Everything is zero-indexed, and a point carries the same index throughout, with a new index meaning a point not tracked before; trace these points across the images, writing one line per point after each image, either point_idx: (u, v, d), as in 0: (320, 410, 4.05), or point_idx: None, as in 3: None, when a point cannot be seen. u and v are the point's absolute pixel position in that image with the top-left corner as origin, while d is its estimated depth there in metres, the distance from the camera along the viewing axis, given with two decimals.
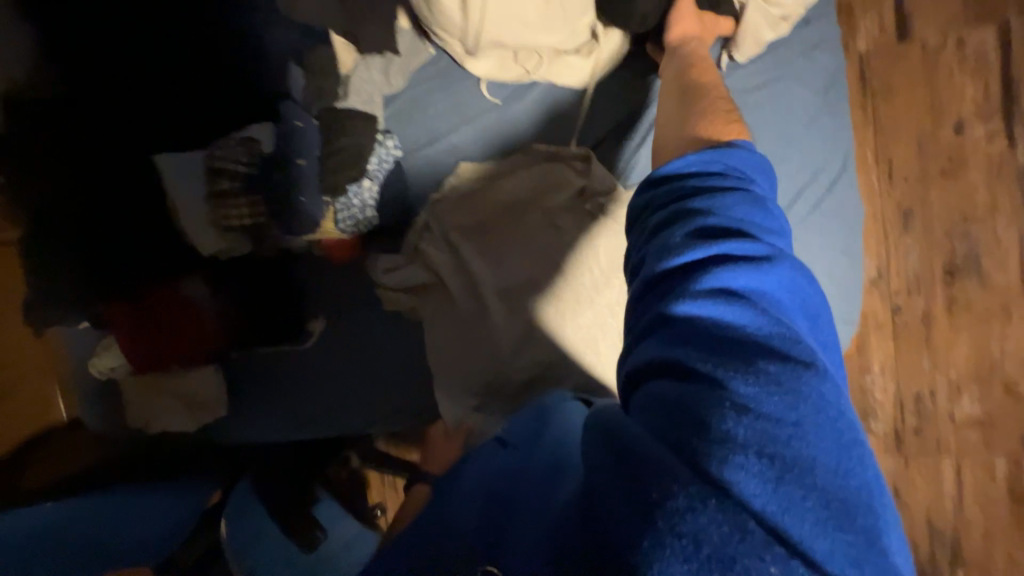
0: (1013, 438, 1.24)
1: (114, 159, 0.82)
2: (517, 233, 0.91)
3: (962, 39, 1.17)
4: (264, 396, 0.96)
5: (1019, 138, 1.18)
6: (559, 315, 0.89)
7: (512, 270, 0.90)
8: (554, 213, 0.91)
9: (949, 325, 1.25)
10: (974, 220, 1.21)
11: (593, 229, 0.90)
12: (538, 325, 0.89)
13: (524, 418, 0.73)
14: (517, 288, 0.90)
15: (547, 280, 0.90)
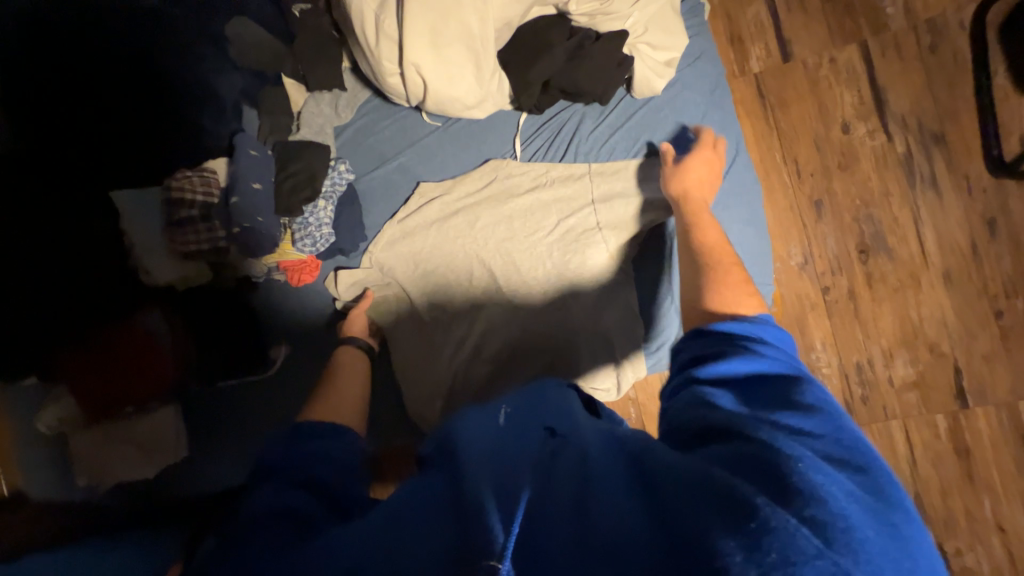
0: (947, 395, 1.36)
1: (66, 209, 0.84)
2: (468, 242, 0.86)
3: (834, 56, 1.38)
4: (228, 429, 0.96)
5: (896, 131, 1.36)
6: (515, 311, 0.86)
7: (452, 283, 0.87)
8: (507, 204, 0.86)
9: (872, 298, 1.39)
10: (874, 204, 1.38)
11: (558, 208, 0.85)
12: (492, 325, 0.86)
13: (547, 402, 0.61)
14: (469, 284, 0.87)
15: (503, 271, 0.86)
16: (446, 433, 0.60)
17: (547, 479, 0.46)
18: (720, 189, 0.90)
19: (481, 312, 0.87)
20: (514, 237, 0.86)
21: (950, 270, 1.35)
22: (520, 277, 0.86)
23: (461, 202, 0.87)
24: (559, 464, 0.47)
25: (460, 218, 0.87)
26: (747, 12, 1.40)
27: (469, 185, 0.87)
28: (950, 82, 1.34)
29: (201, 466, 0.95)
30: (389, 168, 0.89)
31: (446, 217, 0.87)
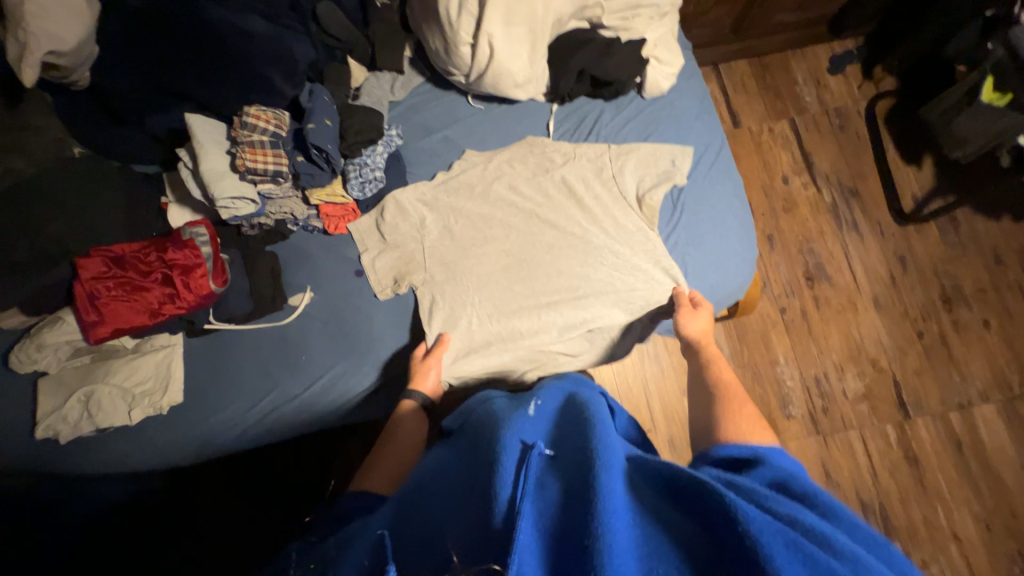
0: (892, 406, 1.53)
1: (131, 155, 0.97)
2: (497, 228, 0.96)
3: (771, 127, 1.75)
4: (224, 389, 0.91)
5: (823, 185, 1.70)
6: (532, 270, 0.93)
7: (475, 264, 0.94)
8: (520, 231, 0.95)
9: (821, 318, 1.60)
10: (813, 240, 1.66)
11: (558, 234, 0.94)
12: (513, 285, 0.93)
13: (571, 404, 0.68)
14: (491, 264, 0.94)
15: (521, 265, 0.94)
16: (467, 441, 0.66)
17: (556, 478, 0.51)
18: (712, 170, 0.97)
19: (493, 303, 0.93)
20: (529, 244, 0.94)
21: (877, 296, 1.62)
22: (545, 251, 0.94)
23: (504, 183, 0.98)
24: (586, 446, 0.53)
25: (490, 214, 0.96)
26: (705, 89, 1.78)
27: (510, 174, 0.98)
28: (856, 152, 1.72)
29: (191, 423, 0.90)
30: (433, 137, 1.01)
31: (480, 204, 0.97)
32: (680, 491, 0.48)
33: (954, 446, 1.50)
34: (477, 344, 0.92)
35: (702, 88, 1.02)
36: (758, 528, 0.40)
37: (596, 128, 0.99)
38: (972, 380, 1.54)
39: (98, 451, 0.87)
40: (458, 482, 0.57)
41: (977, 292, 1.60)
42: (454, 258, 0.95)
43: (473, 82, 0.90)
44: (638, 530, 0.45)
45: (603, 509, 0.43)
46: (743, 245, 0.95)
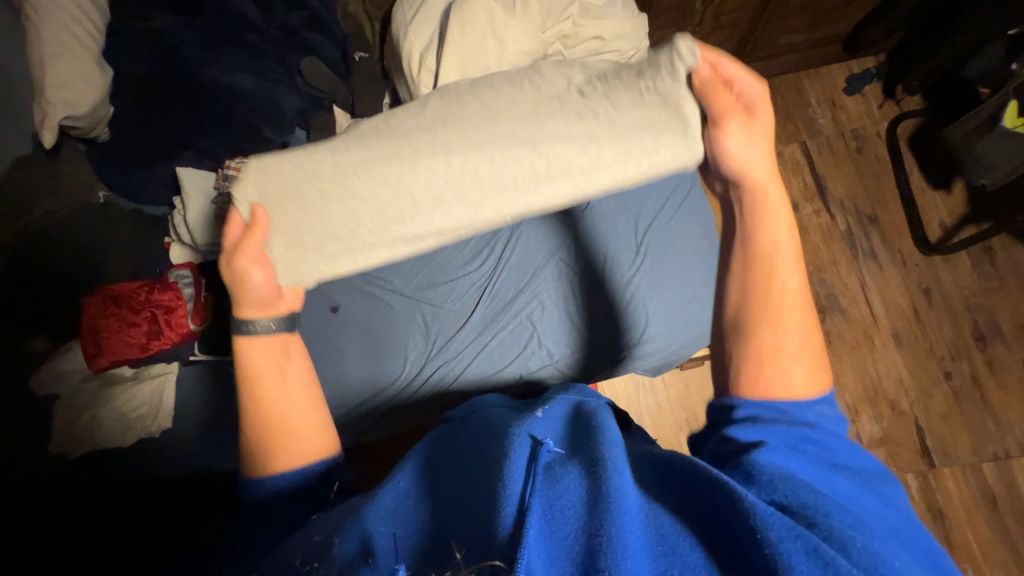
0: (914, 453, 1.40)
1: (141, 200, 1.09)
2: (401, 137, 0.79)
3: (780, 151, 1.68)
4: (222, 413, 1.01)
5: (836, 212, 1.61)
6: (423, 150, 0.77)
7: (360, 148, 0.78)
8: (434, 131, 0.79)
9: (832, 354, 1.50)
10: (825, 270, 1.57)
11: (474, 128, 0.78)
12: (400, 167, 0.77)
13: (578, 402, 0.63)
14: (382, 152, 0.77)
15: (415, 152, 0.77)
16: (462, 443, 0.61)
17: (561, 472, 0.46)
18: (678, 213, 1.01)
19: (385, 191, 0.77)
20: (438, 136, 0.78)
21: (899, 331, 1.49)
22: (457, 143, 0.77)
23: (473, 108, 0.79)
24: (596, 443, 0.49)
25: (433, 124, 0.79)
26: None
27: (479, 97, 0.80)
28: (875, 175, 1.62)
29: (198, 434, 0.99)
30: None
31: (411, 116, 0.81)
32: (697, 490, 0.46)
33: (989, 502, 1.35)
34: (358, 240, 0.79)
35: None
36: (777, 534, 0.39)
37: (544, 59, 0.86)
38: (1010, 428, 1.39)
39: (99, 469, 0.94)
40: (456, 483, 0.53)
41: (1015, 329, 1.45)
42: (356, 144, 0.78)
43: None
44: (655, 530, 0.42)
45: (614, 507, 0.41)
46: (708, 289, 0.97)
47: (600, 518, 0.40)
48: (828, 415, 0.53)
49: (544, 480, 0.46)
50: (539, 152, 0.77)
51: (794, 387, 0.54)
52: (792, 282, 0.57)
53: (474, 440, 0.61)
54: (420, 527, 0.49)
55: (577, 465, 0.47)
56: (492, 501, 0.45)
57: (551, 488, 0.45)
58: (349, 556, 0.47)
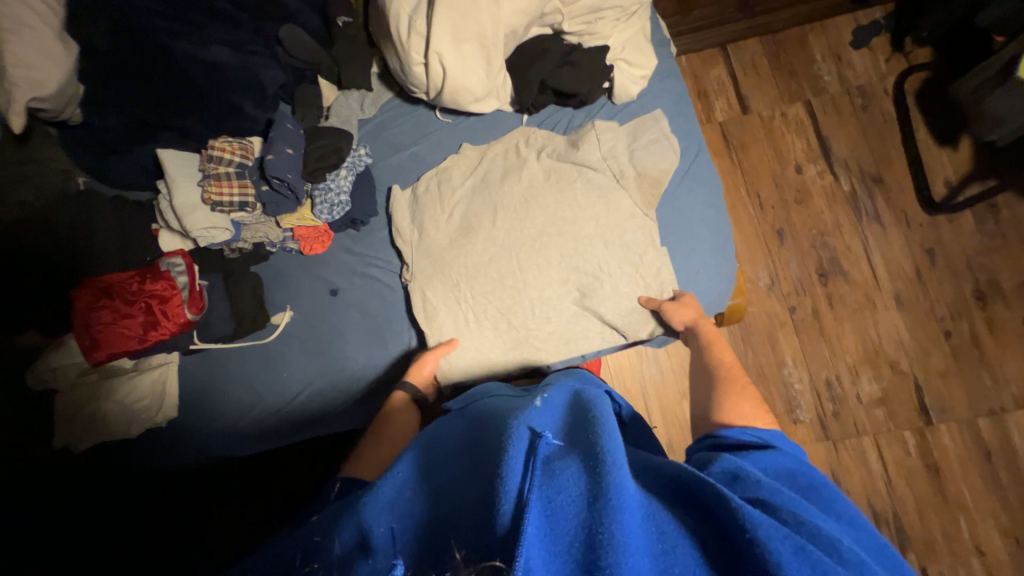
0: (913, 411, 1.43)
1: (123, 184, 1.04)
2: (501, 250, 0.91)
3: (784, 112, 1.63)
4: (214, 404, 0.99)
5: (841, 173, 1.57)
6: (524, 262, 0.90)
7: (476, 265, 0.92)
8: (525, 244, 0.91)
9: (834, 317, 1.50)
10: (828, 234, 1.55)
11: (560, 240, 0.89)
12: (507, 279, 0.91)
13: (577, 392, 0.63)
14: (492, 267, 0.92)
15: (517, 263, 0.91)
16: (465, 432, 0.61)
17: (558, 466, 0.46)
18: (687, 177, 0.91)
19: (477, 314, 0.92)
20: (534, 248, 0.90)
21: (900, 293, 1.49)
22: (551, 254, 0.90)
23: (533, 237, 0.91)
24: (596, 435, 0.49)
25: (517, 240, 0.91)
26: (711, 73, 1.67)
27: (546, 207, 0.91)
28: (881, 133, 1.57)
29: (197, 424, 0.98)
30: (401, 155, 1.01)
31: (481, 241, 0.92)
32: (692, 492, 0.47)
33: (983, 455, 1.39)
34: (491, 344, 0.91)
35: (656, 111, 0.92)
36: (766, 533, 0.40)
37: (589, 170, 0.91)
38: (1006, 384, 1.41)
39: (108, 461, 0.96)
40: (456, 473, 0.53)
41: (1016, 287, 1.45)
42: (444, 274, 0.93)
43: (434, 98, 0.91)
44: (654, 526, 0.42)
45: (614, 504, 0.40)
46: (718, 260, 0.90)
47: (600, 516, 0.40)
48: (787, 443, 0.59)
49: (543, 473, 0.45)
50: (626, 256, 0.88)
51: (757, 418, 0.65)
52: (729, 357, 0.77)
53: (471, 428, 0.61)
54: (418, 519, 0.49)
55: (576, 458, 0.46)
56: (491, 493, 0.45)
57: (550, 481, 0.44)
58: (349, 552, 0.47)
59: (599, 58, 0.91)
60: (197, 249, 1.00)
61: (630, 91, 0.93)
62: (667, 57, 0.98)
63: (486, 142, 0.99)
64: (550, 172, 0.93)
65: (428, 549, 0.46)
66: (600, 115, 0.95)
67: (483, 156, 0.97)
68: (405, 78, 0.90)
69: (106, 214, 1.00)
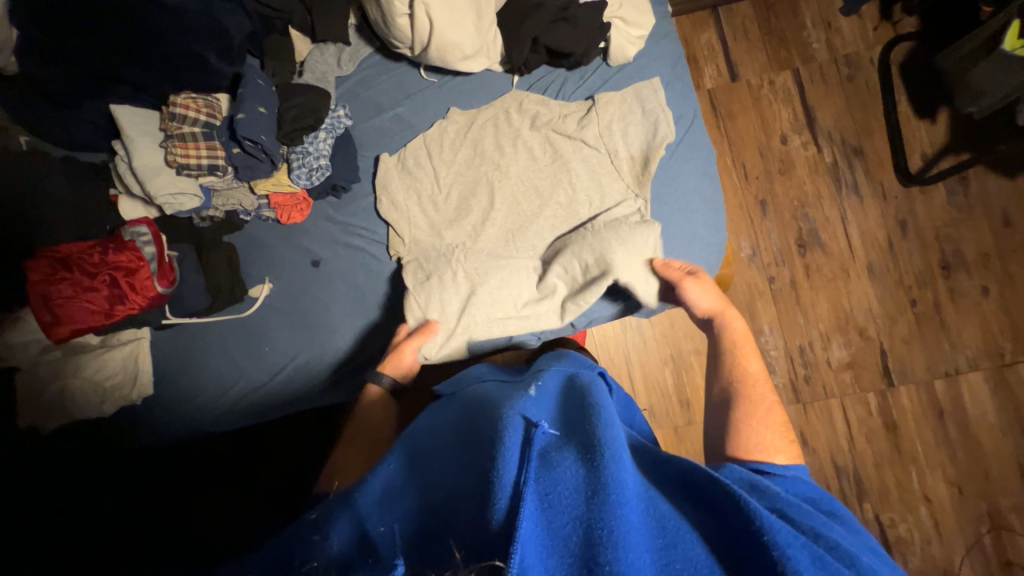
0: (877, 375, 1.51)
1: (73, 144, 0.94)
2: (495, 229, 0.90)
3: (773, 80, 1.61)
4: (195, 385, 0.95)
5: (824, 144, 1.58)
6: (520, 241, 0.89)
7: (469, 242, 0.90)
8: (523, 223, 0.89)
9: (810, 287, 1.55)
10: (809, 205, 1.57)
11: (558, 220, 0.89)
12: (503, 257, 0.89)
13: (570, 383, 0.66)
14: (486, 244, 0.90)
15: (513, 242, 0.89)
16: (459, 418, 0.61)
17: (554, 461, 0.47)
18: (682, 146, 0.89)
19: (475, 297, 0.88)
20: (530, 227, 0.89)
21: (873, 263, 1.55)
22: (546, 233, 0.89)
23: (529, 217, 0.89)
24: (594, 430, 0.50)
25: (512, 219, 0.90)
26: (701, 37, 1.62)
27: (540, 187, 0.89)
28: (864, 104, 1.58)
29: (177, 403, 0.95)
30: (383, 117, 0.94)
31: (478, 220, 0.90)
32: (696, 489, 0.49)
33: (937, 414, 1.49)
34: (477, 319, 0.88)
35: (653, 80, 0.88)
36: (770, 527, 0.43)
37: (585, 146, 0.88)
38: (962, 349, 1.50)
39: (87, 446, 0.92)
40: (450, 463, 0.53)
41: (978, 258, 1.52)
42: (439, 250, 0.90)
43: (419, 55, 0.85)
44: (655, 522, 0.44)
45: (614, 500, 0.42)
46: (711, 230, 0.89)
47: (599, 511, 0.41)
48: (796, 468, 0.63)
49: (540, 467, 0.46)
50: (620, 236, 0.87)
51: (775, 449, 0.66)
52: (754, 367, 0.79)
53: (464, 414, 0.62)
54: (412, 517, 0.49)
55: (573, 452, 0.48)
56: (487, 485, 0.45)
57: (548, 474, 0.45)
58: (347, 548, 0.47)
59: (595, 14, 0.85)
60: (162, 216, 0.93)
61: (626, 51, 0.88)
62: (665, 16, 0.93)
63: (474, 105, 0.93)
64: (547, 149, 0.90)
65: (423, 547, 0.45)
66: (596, 78, 0.91)
67: (470, 126, 0.92)
68: (387, 31, 0.83)
69: (55, 177, 0.91)
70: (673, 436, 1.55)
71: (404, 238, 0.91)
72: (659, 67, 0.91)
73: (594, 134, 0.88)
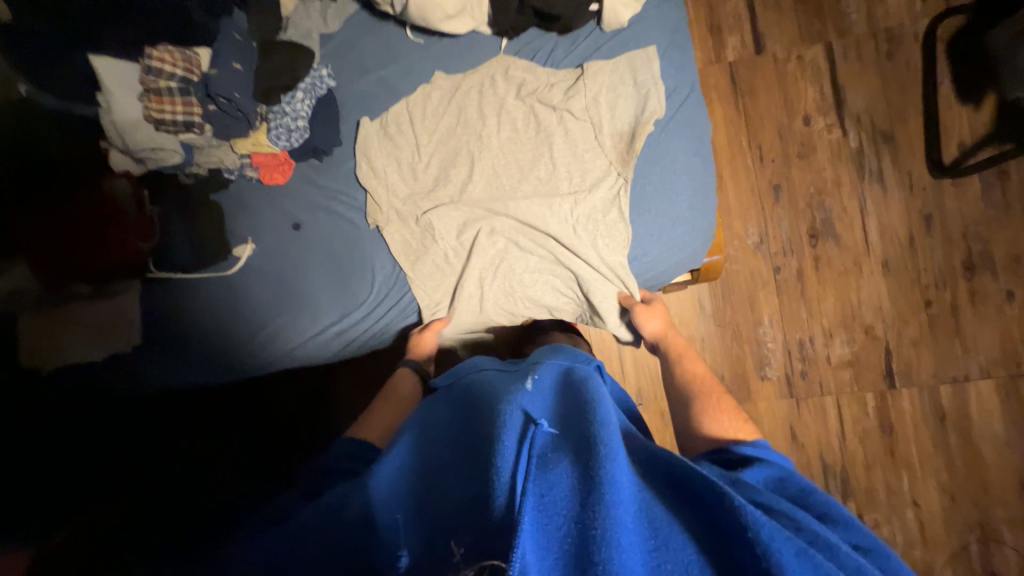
0: (879, 375, 1.45)
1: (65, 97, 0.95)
2: (466, 202, 0.88)
3: (802, 54, 1.49)
4: (198, 342, 0.98)
5: (850, 128, 1.47)
6: (493, 216, 0.87)
7: (443, 217, 0.89)
8: (494, 202, 0.87)
9: (818, 280, 1.48)
10: (826, 193, 1.48)
11: (536, 201, 0.86)
12: (478, 232, 0.88)
13: (566, 377, 0.68)
14: (460, 220, 0.89)
15: (487, 218, 0.87)
16: (461, 415, 0.64)
17: (552, 463, 0.49)
18: (672, 121, 0.83)
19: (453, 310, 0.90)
20: (507, 207, 0.87)
21: (889, 259, 1.46)
22: (522, 210, 0.86)
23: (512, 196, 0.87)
24: (590, 428, 0.52)
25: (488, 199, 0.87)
26: (727, 4, 1.50)
27: (537, 164, 0.86)
28: (901, 85, 1.45)
29: (166, 356, 0.97)
30: (367, 80, 0.92)
31: (455, 195, 0.89)
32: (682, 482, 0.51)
33: (938, 419, 1.43)
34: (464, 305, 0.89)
35: (649, 49, 0.82)
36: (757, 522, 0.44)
37: (570, 117, 0.84)
38: (976, 354, 1.42)
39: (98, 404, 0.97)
40: (453, 460, 0.56)
41: (1008, 259, 1.42)
42: (417, 221, 0.90)
43: (401, 13, 0.82)
44: (649, 521, 0.45)
45: (609, 502, 0.43)
46: (697, 213, 0.84)
47: (594, 509, 0.43)
48: (767, 451, 0.67)
49: (538, 466, 0.48)
50: (604, 216, 0.84)
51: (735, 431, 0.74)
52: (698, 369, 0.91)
53: (467, 409, 0.64)
54: (420, 519, 0.52)
55: (568, 452, 0.50)
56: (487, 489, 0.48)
57: (545, 475, 0.47)
58: (356, 532, 0.52)
59: None
60: (151, 172, 0.96)
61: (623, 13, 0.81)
62: None
63: (460, 71, 0.89)
64: (530, 120, 0.86)
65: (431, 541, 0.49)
66: (588, 45, 0.85)
67: (455, 92, 0.88)
68: None
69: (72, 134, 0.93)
70: (659, 421, 1.55)
71: (381, 206, 0.90)
72: (657, 34, 0.84)
73: (582, 105, 0.83)
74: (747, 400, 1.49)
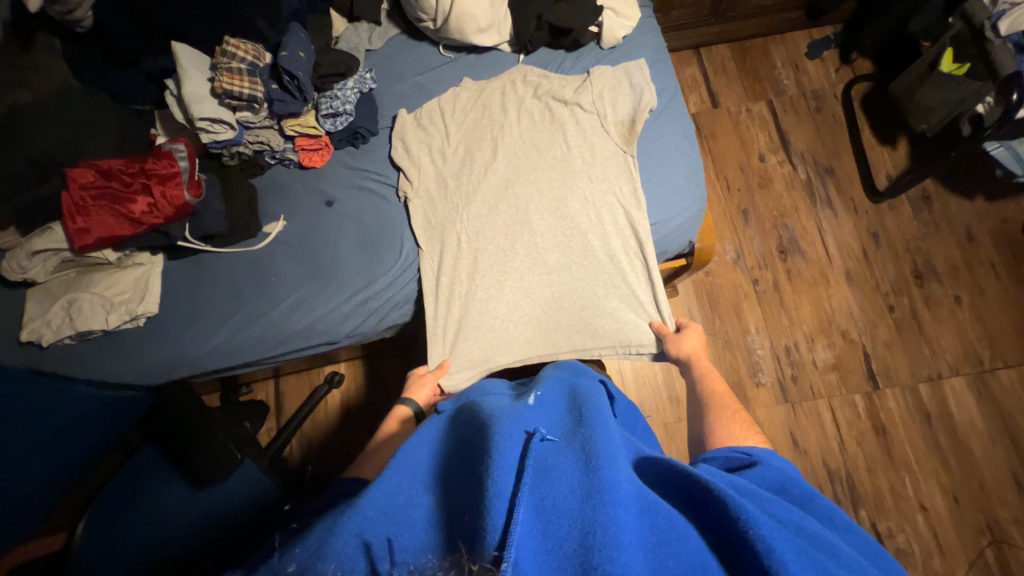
0: (863, 377, 1.54)
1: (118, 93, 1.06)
2: (489, 181, 0.99)
3: (749, 108, 1.81)
4: (212, 326, 0.98)
5: (797, 163, 1.74)
6: (513, 195, 0.98)
7: (469, 195, 0.99)
8: (513, 180, 0.99)
9: (793, 290, 1.63)
10: (788, 216, 1.70)
11: (551, 181, 0.98)
12: (500, 203, 0.98)
13: (571, 391, 0.68)
14: (482, 197, 0.99)
15: (507, 196, 0.98)
16: (460, 423, 0.60)
17: (554, 475, 0.46)
18: (663, 113, 1.01)
19: (476, 295, 0.95)
20: (522, 196, 0.98)
21: (850, 271, 1.64)
22: (539, 188, 0.98)
23: (529, 180, 0.99)
24: (590, 441, 0.50)
25: (505, 183, 0.99)
26: (685, 71, 1.85)
27: (548, 161, 0.99)
28: (831, 131, 1.77)
29: (176, 331, 0.97)
30: (404, 83, 1.08)
31: (478, 178, 1.00)
32: (687, 493, 0.50)
33: (924, 418, 1.50)
34: (487, 277, 0.95)
35: (640, 60, 1.02)
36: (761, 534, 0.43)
37: (580, 110, 1.00)
38: (942, 354, 1.55)
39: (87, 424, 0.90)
40: (454, 470, 0.52)
41: (948, 269, 1.62)
42: (446, 197, 1.00)
43: (441, 26, 1.03)
44: (651, 531, 0.44)
45: (612, 516, 0.42)
46: (690, 184, 0.98)
47: (595, 520, 0.41)
48: (767, 452, 0.63)
49: (537, 476, 0.46)
50: (613, 189, 0.97)
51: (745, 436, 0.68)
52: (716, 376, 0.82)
53: (465, 418, 0.60)
54: (426, 522, 0.48)
55: (570, 462, 0.48)
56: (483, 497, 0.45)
57: (544, 485, 0.46)
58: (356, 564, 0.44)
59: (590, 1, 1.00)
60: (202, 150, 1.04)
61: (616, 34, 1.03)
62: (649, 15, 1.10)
63: (484, 76, 1.08)
64: (546, 114, 1.02)
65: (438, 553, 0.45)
66: (589, 59, 1.06)
67: (480, 91, 1.05)
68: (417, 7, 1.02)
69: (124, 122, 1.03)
70: (664, 433, 1.54)
71: (413, 182, 1.00)
72: (644, 52, 1.05)
73: (589, 100, 1.01)
74: (745, 406, 1.53)
